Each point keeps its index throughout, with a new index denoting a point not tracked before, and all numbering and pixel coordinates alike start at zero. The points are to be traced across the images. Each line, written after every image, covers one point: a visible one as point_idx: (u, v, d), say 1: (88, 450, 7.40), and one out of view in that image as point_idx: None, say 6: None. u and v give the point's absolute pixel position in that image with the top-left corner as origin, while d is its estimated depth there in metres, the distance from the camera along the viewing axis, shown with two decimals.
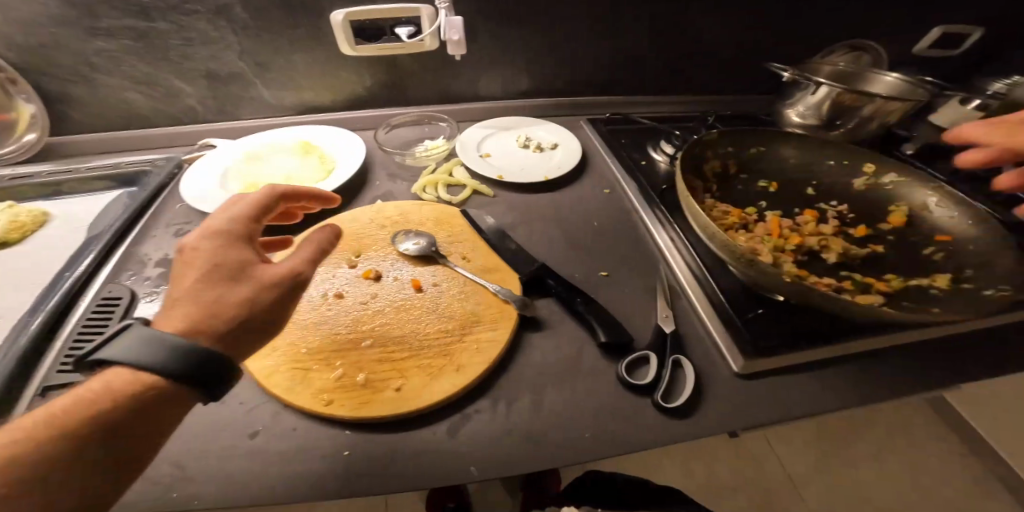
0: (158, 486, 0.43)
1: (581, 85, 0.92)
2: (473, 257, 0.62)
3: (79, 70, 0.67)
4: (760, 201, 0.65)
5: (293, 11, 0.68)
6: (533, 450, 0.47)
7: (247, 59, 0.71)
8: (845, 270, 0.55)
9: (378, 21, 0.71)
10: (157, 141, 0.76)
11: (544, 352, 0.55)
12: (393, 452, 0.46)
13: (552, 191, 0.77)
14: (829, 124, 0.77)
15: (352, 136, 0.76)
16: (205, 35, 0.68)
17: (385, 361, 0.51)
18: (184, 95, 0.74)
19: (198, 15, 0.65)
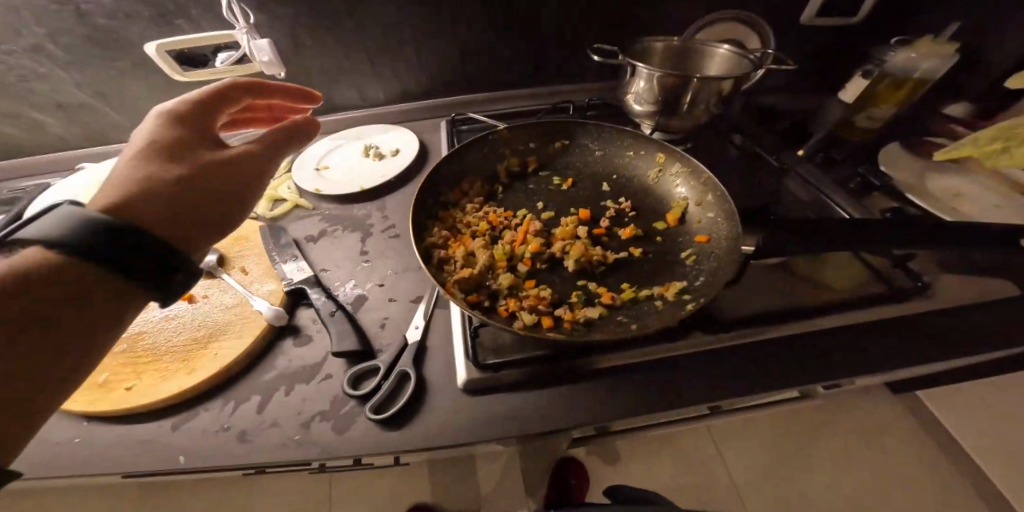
0: None
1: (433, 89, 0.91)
2: (252, 269, 0.64)
3: None
4: (541, 203, 0.61)
5: (107, 46, 0.73)
6: (238, 447, 0.48)
7: (87, 90, 0.78)
8: (584, 279, 0.50)
9: (196, 50, 0.74)
10: (36, 169, 0.83)
11: (289, 359, 0.56)
12: (113, 445, 0.49)
13: (376, 198, 0.78)
14: (669, 108, 0.71)
15: None
16: (39, 72, 0.74)
17: (130, 364, 0.55)
18: (49, 126, 0.82)
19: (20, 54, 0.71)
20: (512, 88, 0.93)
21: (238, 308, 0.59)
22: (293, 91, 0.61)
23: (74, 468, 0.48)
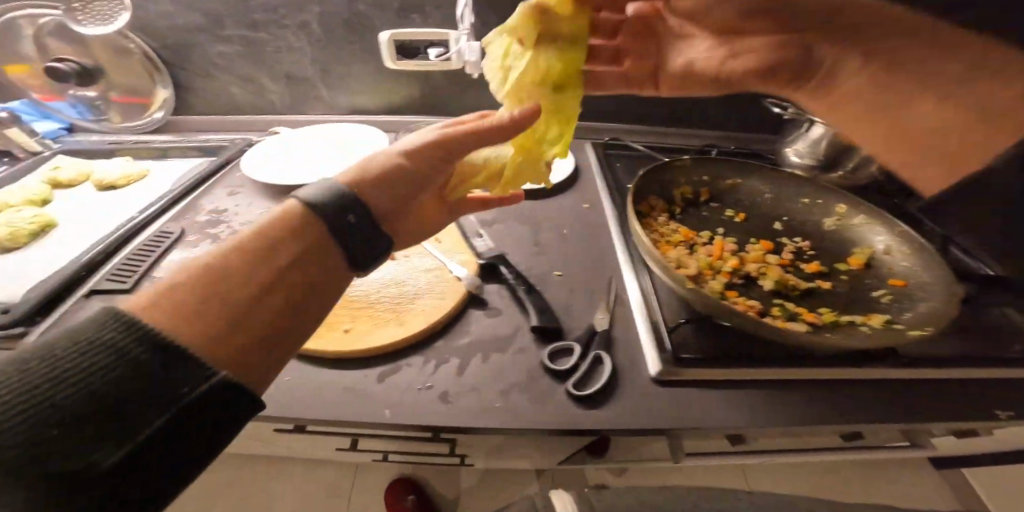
0: None
1: (592, 112, 0.98)
2: (444, 241, 0.72)
3: (205, 67, 0.88)
4: (720, 228, 0.67)
5: (353, 31, 0.87)
6: (442, 408, 0.52)
7: (317, 65, 0.91)
8: (780, 298, 0.56)
9: (417, 43, 0.88)
10: (236, 126, 0.96)
11: (480, 328, 0.62)
12: (329, 385, 0.54)
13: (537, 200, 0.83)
14: (827, 165, 0.76)
15: (380, 137, 0.91)
16: (290, 45, 0.88)
17: (343, 309, 0.61)
18: (269, 91, 0.94)
19: (287, 29, 0.85)
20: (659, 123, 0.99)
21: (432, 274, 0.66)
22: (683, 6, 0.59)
23: (292, 411, 0.51)
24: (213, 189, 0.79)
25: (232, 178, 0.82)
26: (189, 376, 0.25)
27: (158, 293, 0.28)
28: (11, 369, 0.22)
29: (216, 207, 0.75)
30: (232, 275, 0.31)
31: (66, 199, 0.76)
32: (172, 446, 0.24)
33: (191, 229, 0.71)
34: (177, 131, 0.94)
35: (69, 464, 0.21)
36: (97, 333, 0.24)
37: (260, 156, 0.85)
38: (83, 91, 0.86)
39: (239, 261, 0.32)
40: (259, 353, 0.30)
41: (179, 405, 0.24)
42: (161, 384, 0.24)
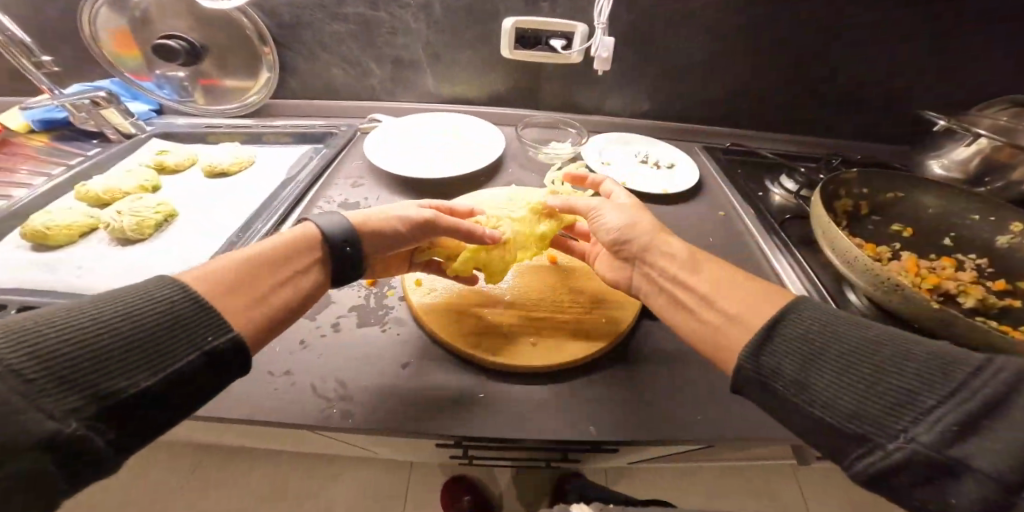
0: (324, 399, 0.48)
1: (705, 113, 0.94)
2: None
3: (310, 47, 0.87)
4: (893, 243, 0.65)
5: (476, 15, 0.83)
6: (646, 423, 0.48)
7: (428, 49, 0.88)
8: (981, 317, 0.54)
9: (541, 33, 0.82)
10: (336, 111, 0.95)
11: (659, 339, 0.57)
12: (528, 399, 0.50)
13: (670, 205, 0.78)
14: (976, 180, 0.74)
15: (496, 131, 0.87)
16: (406, 27, 0.85)
17: (523, 319, 0.56)
18: (371, 76, 0.92)
19: (408, 9, 0.82)
20: (771, 127, 0.96)
21: (601, 283, 0.61)
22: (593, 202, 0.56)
23: (491, 428, 0.47)
24: (333, 179, 0.77)
25: (349, 166, 0.80)
26: (209, 329, 0.33)
27: (202, 269, 0.37)
28: (114, 312, 0.30)
29: (345, 199, 0.73)
30: (247, 269, 0.39)
31: (173, 184, 0.77)
32: (194, 383, 0.32)
33: None
34: (272, 115, 0.94)
35: (117, 379, 0.29)
36: (167, 295, 0.33)
37: (378, 144, 0.82)
38: (176, 72, 0.85)
39: (248, 257, 0.40)
40: (259, 309, 0.38)
41: (196, 352, 0.32)
42: (189, 335, 0.32)
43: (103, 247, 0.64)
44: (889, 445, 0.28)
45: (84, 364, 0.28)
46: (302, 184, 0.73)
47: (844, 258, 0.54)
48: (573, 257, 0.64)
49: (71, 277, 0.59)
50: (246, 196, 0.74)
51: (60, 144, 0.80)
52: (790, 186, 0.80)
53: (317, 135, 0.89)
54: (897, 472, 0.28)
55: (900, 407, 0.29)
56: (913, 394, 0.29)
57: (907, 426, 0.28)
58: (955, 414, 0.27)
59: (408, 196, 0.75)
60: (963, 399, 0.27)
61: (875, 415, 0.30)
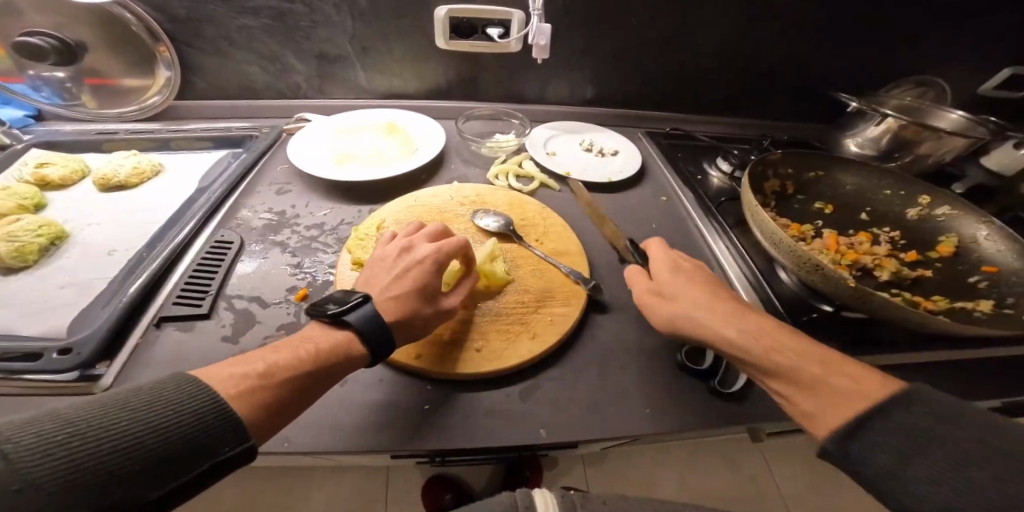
0: None
1: (642, 101, 0.95)
2: (546, 241, 0.65)
3: (217, 43, 0.80)
4: (817, 221, 0.68)
5: (404, 5, 0.78)
6: (594, 419, 0.47)
7: (355, 43, 0.82)
8: (894, 288, 0.58)
9: (474, 20, 0.79)
10: (259, 112, 0.88)
11: (608, 332, 0.56)
12: (473, 407, 0.47)
13: (614, 193, 0.78)
14: (887, 155, 0.80)
15: (434, 125, 0.84)
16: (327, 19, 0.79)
17: (468, 324, 0.54)
18: (294, 72, 0.85)
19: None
20: (706, 112, 0.99)
21: (545, 280, 0.60)
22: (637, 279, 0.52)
23: (440, 440, 0.44)
24: (255, 188, 0.71)
25: (274, 173, 0.74)
26: (229, 437, 0.31)
27: (227, 369, 0.35)
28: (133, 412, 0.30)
29: (269, 209, 0.67)
30: (279, 366, 0.37)
31: (61, 200, 0.68)
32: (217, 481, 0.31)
33: (249, 234, 0.63)
34: (183, 118, 0.86)
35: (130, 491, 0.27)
36: (189, 404, 0.31)
37: (305, 146, 0.76)
38: (51, 73, 0.75)
39: (283, 354, 0.38)
40: (286, 401, 0.35)
41: (211, 460, 0.30)
42: (210, 443, 0.30)
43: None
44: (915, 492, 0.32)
45: (101, 475, 0.26)
46: (215, 193, 0.67)
47: (770, 237, 0.56)
48: (518, 255, 0.63)
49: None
50: (153, 211, 0.66)
51: None
52: (725, 167, 0.82)
53: (236, 138, 0.82)
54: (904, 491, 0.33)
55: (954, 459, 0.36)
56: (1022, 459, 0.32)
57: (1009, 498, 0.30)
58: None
59: (342, 199, 0.71)
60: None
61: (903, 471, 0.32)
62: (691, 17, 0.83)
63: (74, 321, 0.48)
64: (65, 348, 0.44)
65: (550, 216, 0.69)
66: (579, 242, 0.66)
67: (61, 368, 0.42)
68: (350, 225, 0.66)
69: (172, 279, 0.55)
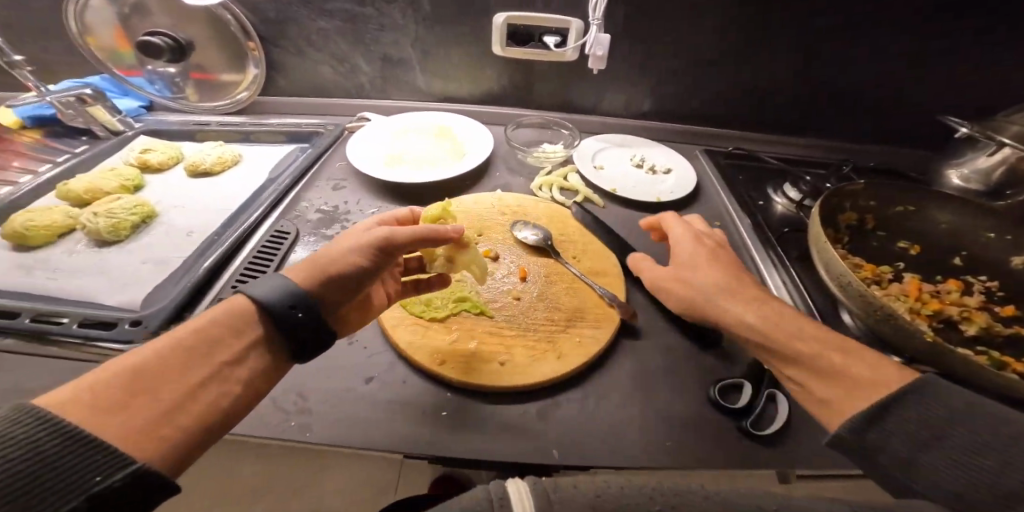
0: (284, 411, 0.45)
1: (705, 114, 0.90)
2: (583, 259, 0.64)
3: (296, 43, 0.86)
4: (897, 262, 0.60)
5: (467, 10, 0.79)
6: (612, 449, 0.45)
7: (418, 47, 0.85)
8: (984, 347, 0.50)
9: (533, 27, 0.79)
10: (327, 111, 0.95)
11: (637, 359, 0.54)
12: (488, 419, 0.47)
13: (662, 213, 0.74)
14: (998, 192, 0.68)
15: (484, 131, 0.85)
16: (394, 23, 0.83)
17: (494, 336, 0.54)
18: (361, 73, 0.90)
19: (395, 4, 0.79)
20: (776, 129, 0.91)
21: (576, 300, 0.58)
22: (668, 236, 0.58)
23: (452, 449, 0.44)
24: (315, 182, 0.76)
25: (333, 169, 0.79)
26: (96, 463, 0.24)
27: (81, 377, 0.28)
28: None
29: (325, 204, 0.72)
30: (153, 364, 0.30)
31: (157, 183, 0.77)
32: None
33: (304, 227, 0.68)
34: (262, 113, 0.95)
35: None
36: (20, 433, 0.23)
37: (362, 146, 0.81)
38: (165, 68, 0.85)
39: (157, 352, 0.31)
40: (213, 421, 0.31)
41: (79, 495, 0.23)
42: (69, 475, 0.24)
43: (70, 249, 0.63)
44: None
45: None
46: (281, 185, 0.72)
47: (837, 278, 0.50)
48: (552, 271, 0.62)
49: (38, 277, 0.58)
50: (227, 198, 0.73)
51: (51, 141, 0.82)
52: (793, 194, 0.75)
53: (304, 134, 0.88)
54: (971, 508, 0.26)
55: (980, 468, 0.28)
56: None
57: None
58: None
59: (390, 198, 0.73)
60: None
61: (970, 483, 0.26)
62: (769, 25, 0.76)
63: (150, 294, 0.55)
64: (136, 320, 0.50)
65: (591, 233, 0.67)
66: (618, 263, 0.63)
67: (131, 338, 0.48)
68: None
69: (233, 263, 0.60)
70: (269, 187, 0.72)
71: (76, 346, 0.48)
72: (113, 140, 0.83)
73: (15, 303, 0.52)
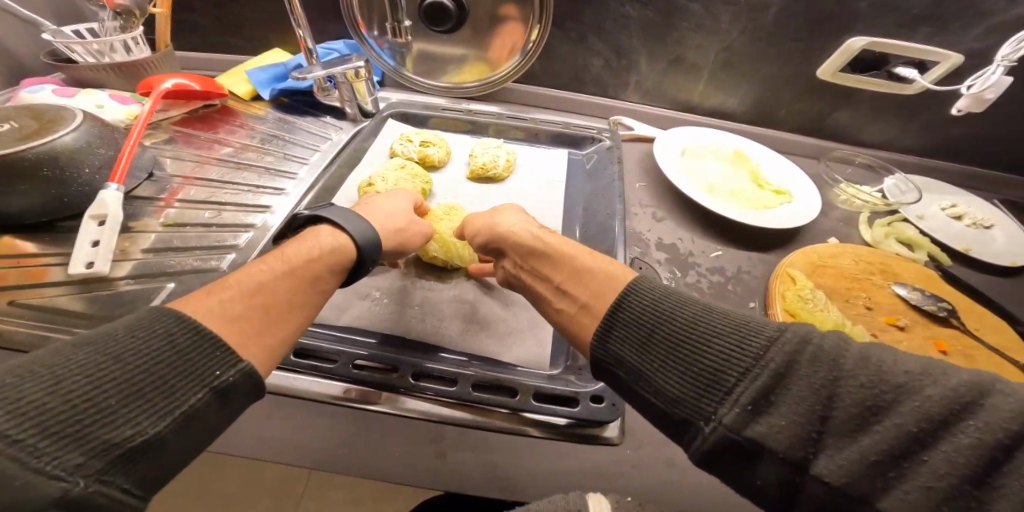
0: None
1: (1001, 159, 0.82)
2: (986, 331, 0.58)
3: (583, 29, 0.74)
4: None
5: (815, 24, 0.67)
6: None
7: (721, 55, 0.74)
8: None
9: (891, 56, 0.69)
10: (579, 107, 0.83)
11: None
12: None
13: (1008, 276, 0.69)
14: None
15: (787, 162, 0.75)
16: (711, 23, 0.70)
17: None
18: (634, 73, 0.78)
19: (730, 5, 0.67)
20: None
21: (1015, 380, 0.52)
22: (600, 269, 0.42)
23: None
24: (628, 205, 0.68)
25: (637, 191, 0.71)
26: (217, 360, 0.31)
27: (213, 295, 0.35)
28: (104, 356, 0.27)
29: (657, 236, 0.65)
30: (269, 281, 0.38)
31: (441, 188, 0.71)
32: (231, 408, 0.31)
33: (656, 267, 0.60)
34: (507, 101, 0.85)
35: (158, 433, 0.27)
36: None
37: (670, 167, 0.71)
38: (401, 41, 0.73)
39: (269, 268, 0.39)
40: (263, 335, 0.35)
41: (204, 388, 0.30)
42: (197, 367, 0.30)
43: (414, 281, 0.59)
44: (704, 429, 0.29)
45: None
46: (615, 207, 0.65)
47: None
48: (968, 348, 0.55)
49: (412, 319, 0.54)
50: (540, 209, 0.67)
51: (284, 115, 0.78)
52: None
53: (576, 138, 0.77)
54: (714, 454, 0.29)
55: (711, 386, 0.30)
56: (726, 373, 0.30)
57: (808, 453, 0.26)
58: (749, 392, 0.28)
59: (719, 235, 0.66)
60: (768, 378, 0.28)
61: (692, 398, 0.31)
62: None
63: (540, 351, 0.52)
64: (594, 396, 0.47)
65: (976, 303, 0.62)
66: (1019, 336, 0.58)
67: (600, 419, 0.45)
68: (751, 275, 0.61)
69: None
70: (602, 211, 0.65)
71: (518, 421, 0.45)
72: (370, 121, 0.78)
73: (424, 358, 0.49)
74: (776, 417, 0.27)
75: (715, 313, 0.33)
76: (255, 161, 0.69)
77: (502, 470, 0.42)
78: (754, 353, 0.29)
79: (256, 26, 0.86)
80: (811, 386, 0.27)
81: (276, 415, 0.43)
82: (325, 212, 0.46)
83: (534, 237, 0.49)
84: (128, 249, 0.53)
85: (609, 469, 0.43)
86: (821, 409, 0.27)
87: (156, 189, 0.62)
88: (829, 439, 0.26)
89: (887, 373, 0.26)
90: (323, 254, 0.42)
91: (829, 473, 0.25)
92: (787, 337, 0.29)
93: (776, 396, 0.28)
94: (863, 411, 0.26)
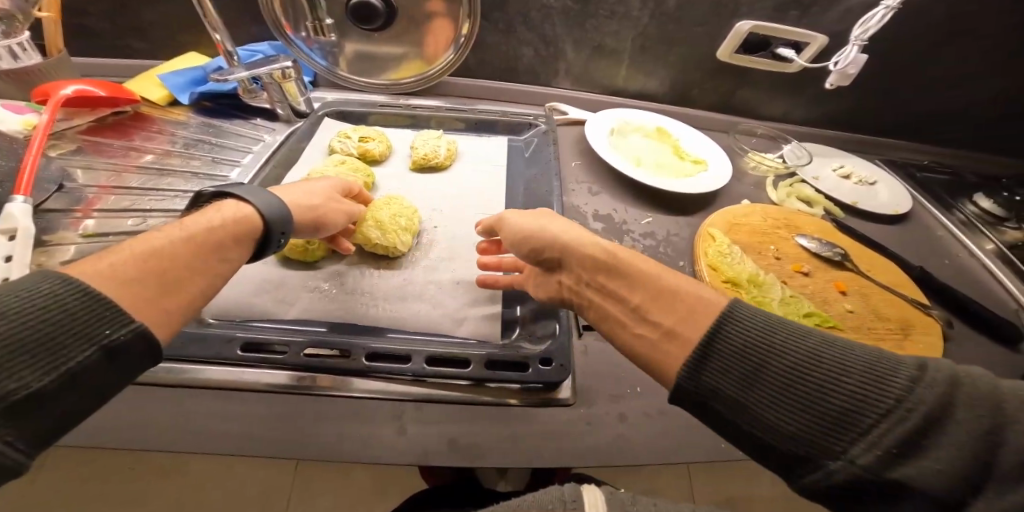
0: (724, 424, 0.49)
1: (878, 124, 0.96)
2: (877, 272, 0.68)
3: (510, 20, 0.78)
4: None
5: (712, 10, 0.75)
6: None
7: (637, 41, 0.80)
8: None
9: (773, 38, 0.79)
10: (514, 97, 0.87)
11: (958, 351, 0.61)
12: None
13: (888, 223, 0.82)
14: None
15: (703, 136, 0.83)
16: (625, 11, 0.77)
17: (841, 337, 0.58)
18: (562, 60, 0.84)
19: None
20: (928, 142, 1.00)
21: (896, 309, 0.62)
22: (633, 266, 0.40)
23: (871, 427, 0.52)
24: (566, 184, 0.73)
25: (573, 170, 0.76)
26: (107, 320, 0.31)
27: (104, 258, 0.34)
28: None
29: (595, 209, 0.70)
30: (164, 247, 0.37)
31: (384, 181, 0.72)
32: (119, 369, 0.32)
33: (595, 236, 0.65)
34: (445, 95, 0.87)
35: (44, 388, 0.27)
36: None
37: (601, 145, 0.77)
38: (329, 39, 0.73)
39: (165, 235, 0.38)
40: (157, 299, 0.35)
41: (94, 345, 0.30)
42: (87, 325, 0.30)
43: (360, 270, 0.60)
44: (832, 468, 0.26)
45: None
46: (554, 185, 0.69)
47: None
48: (860, 285, 0.65)
49: (363, 305, 0.55)
50: (480, 193, 0.70)
51: (210, 118, 0.75)
52: (988, 204, 0.86)
53: (513, 125, 0.81)
54: (837, 492, 0.27)
55: (847, 424, 0.27)
56: (868, 410, 0.26)
57: (952, 497, 0.24)
58: (896, 431, 0.25)
59: (649, 203, 0.72)
60: (921, 418, 0.25)
61: (821, 437, 0.27)
62: (971, 48, 0.83)
63: (491, 326, 0.54)
64: (544, 360, 0.50)
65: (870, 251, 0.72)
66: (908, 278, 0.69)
67: (551, 380, 0.48)
68: (680, 237, 0.68)
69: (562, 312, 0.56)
70: (543, 190, 0.69)
71: (476, 390, 0.47)
72: (305, 121, 0.77)
73: (377, 341, 0.50)
74: (929, 459, 0.24)
75: (822, 337, 0.30)
76: (180, 167, 0.66)
77: (461, 439, 0.44)
78: (901, 387, 0.26)
79: (170, 28, 0.81)
80: (954, 421, 0.25)
81: (226, 410, 0.43)
82: (232, 187, 0.47)
83: (550, 231, 0.47)
84: (45, 263, 0.50)
85: (563, 427, 0.47)
86: (982, 453, 0.24)
87: (69, 201, 0.58)
88: (941, 466, 0.25)
89: (985, 385, 0.25)
90: (225, 224, 0.42)
91: (941, 500, 0.24)
92: (930, 370, 0.27)
93: (929, 439, 0.25)
94: (989, 439, 0.24)
